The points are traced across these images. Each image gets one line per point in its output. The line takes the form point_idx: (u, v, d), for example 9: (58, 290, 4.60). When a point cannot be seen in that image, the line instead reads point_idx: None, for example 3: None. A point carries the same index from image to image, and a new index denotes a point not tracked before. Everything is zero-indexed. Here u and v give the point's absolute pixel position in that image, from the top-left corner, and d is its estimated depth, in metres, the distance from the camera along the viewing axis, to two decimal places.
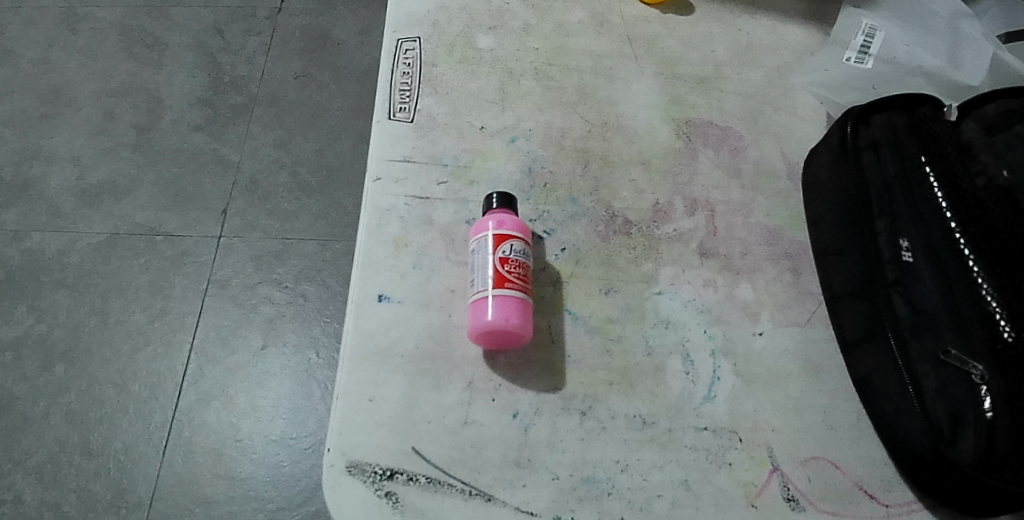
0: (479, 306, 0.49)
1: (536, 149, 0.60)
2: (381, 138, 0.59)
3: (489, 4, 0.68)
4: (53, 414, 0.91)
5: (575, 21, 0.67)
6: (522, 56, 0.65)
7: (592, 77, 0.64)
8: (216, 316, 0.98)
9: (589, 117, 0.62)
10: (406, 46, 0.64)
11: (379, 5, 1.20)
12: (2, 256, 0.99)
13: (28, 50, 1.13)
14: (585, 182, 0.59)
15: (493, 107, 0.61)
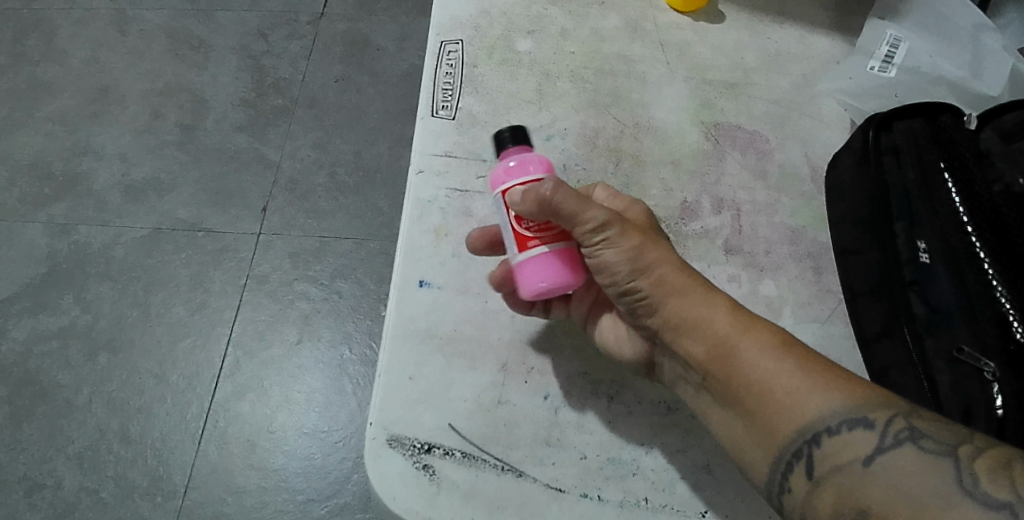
0: (543, 267, 0.49)
1: (570, 148, 0.62)
2: (424, 135, 0.62)
3: (527, 9, 0.70)
4: (96, 402, 0.95)
5: (609, 27, 0.70)
6: (559, 59, 0.67)
7: (624, 81, 0.67)
8: (254, 311, 1.02)
9: (621, 118, 0.64)
10: (449, 49, 0.67)
11: (417, 10, 1.22)
12: (52, 249, 1.03)
13: (76, 47, 1.16)
14: (615, 179, 0.61)
15: (530, 106, 0.64)
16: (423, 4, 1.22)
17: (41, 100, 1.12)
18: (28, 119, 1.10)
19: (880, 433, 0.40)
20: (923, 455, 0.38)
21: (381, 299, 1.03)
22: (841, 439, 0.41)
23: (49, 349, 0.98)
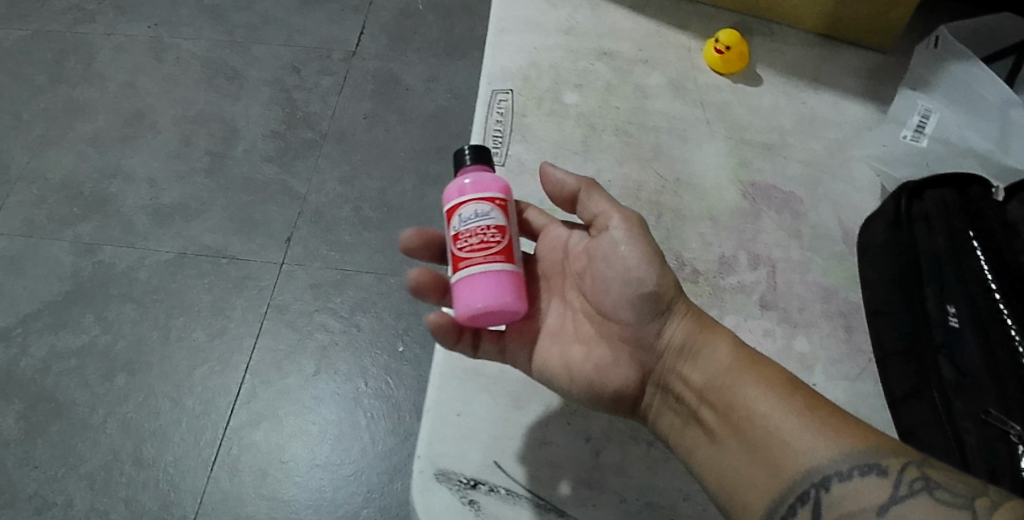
0: (468, 284, 0.54)
1: (613, 199, 0.65)
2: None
3: (575, 63, 0.73)
4: (110, 422, 0.97)
5: (652, 84, 0.73)
6: (604, 112, 0.70)
7: (666, 137, 0.69)
8: (273, 339, 1.03)
9: (662, 173, 0.67)
10: (499, 96, 0.70)
11: (445, 48, 1.23)
12: (76, 267, 1.05)
13: (114, 71, 1.18)
14: (657, 232, 0.63)
15: (576, 157, 0.67)
16: (453, 43, 1.23)
17: (76, 121, 1.14)
18: (62, 139, 1.13)
19: (895, 480, 0.43)
20: (935, 501, 0.41)
21: (399, 335, 1.04)
22: (853, 485, 0.44)
23: (68, 366, 0.99)
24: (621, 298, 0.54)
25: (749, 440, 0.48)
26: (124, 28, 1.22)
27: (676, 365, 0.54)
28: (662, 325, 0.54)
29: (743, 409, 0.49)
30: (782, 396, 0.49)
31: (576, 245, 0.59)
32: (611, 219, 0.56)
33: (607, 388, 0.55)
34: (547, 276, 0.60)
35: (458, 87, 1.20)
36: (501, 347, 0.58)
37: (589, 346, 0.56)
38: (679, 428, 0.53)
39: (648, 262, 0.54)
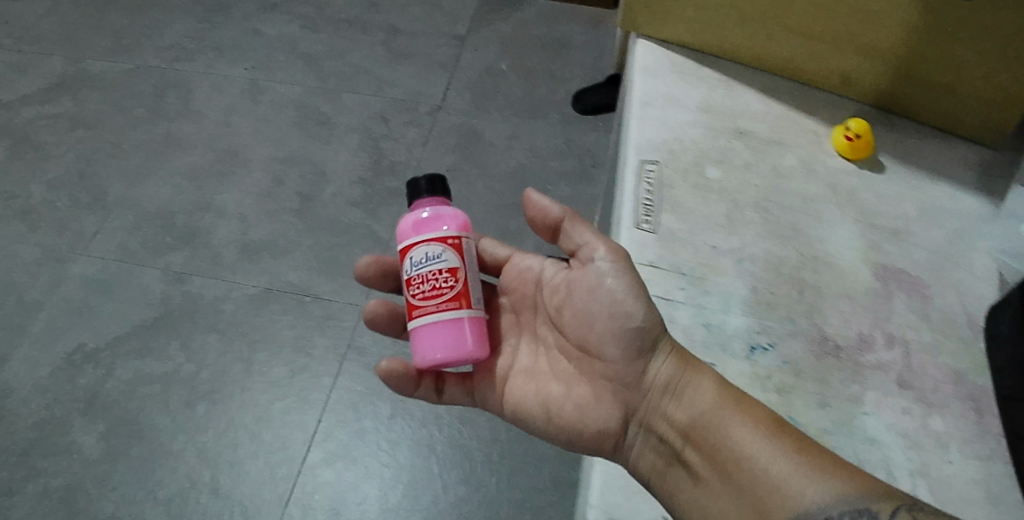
0: (422, 332, 0.62)
1: (758, 273, 0.68)
2: (632, 243, 0.68)
3: (714, 141, 0.77)
4: (189, 450, 1.00)
5: (786, 165, 0.76)
6: (743, 189, 0.74)
7: (801, 216, 0.73)
8: (351, 380, 1.05)
9: (799, 251, 0.70)
10: (649, 166, 0.74)
11: (528, 109, 1.27)
12: (165, 295, 1.08)
13: (211, 108, 1.24)
14: (800, 305, 0.66)
15: (721, 230, 0.70)
16: (535, 105, 1.27)
17: (171, 154, 1.19)
18: (158, 170, 1.18)
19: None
20: None
21: None
22: None
23: (152, 391, 1.03)
24: (603, 336, 0.61)
25: (737, 483, 0.54)
26: (223, 68, 1.28)
27: (660, 404, 0.60)
28: (646, 365, 0.61)
29: (729, 450, 0.55)
30: (768, 435, 0.55)
31: (554, 283, 0.66)
32: (596, 250, 0.62)
33: (588, 425, 0.61)
34: (525, 316, 0.69)
35: (539, 149, 1.23)
36: (467, 388, 0.68)
37: (570, 384, 0.63)
38: (660, 466, 0.59)
39: (631, 300, 0.60)
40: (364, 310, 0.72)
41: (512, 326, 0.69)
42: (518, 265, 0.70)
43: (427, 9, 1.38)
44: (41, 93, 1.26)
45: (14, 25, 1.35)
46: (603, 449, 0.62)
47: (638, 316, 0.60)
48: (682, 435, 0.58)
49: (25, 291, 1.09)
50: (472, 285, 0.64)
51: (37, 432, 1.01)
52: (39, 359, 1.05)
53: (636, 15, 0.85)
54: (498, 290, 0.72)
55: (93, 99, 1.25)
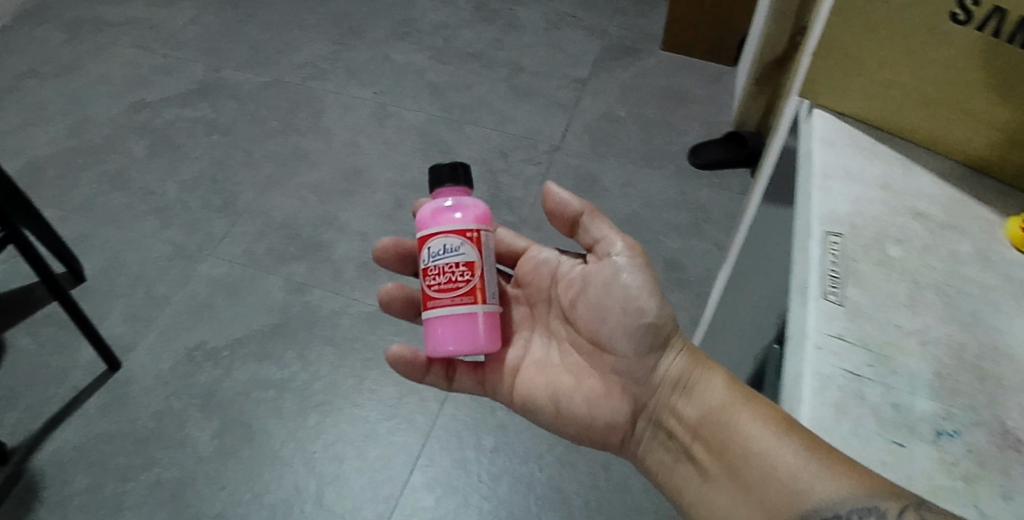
0: (434, 323, 0.62)
1: (950, 359, 0.46)
2: (817, 314, 0.48)
3: (906, 193, 0.54)
4: (298, 458, 1.02)
5: (971, 247, 0.52)
6: (942, 258, 0.51)
7: (996, 291, 0.50)
8: (457, 408, 1.07)
9: (990, 339, 0.47)
10: (830, 238, 0.52)
11: (644, 161, 1.29)
12: (287, 303, 1.12)
13: (339, 128, 1.29)
14: (986, 397, 0.44)
15: (908, 305, 0.48)
16: (651, 154, 1.30)
17: (299, 167, 1.25)
18: (286, 183, 1.23)
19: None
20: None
21: None
22: None
23: (266, 395, 1.06)
24: (615, 331, 0.62)
25: (743, 479, 0.49)
26: (352, 90, 1.35)
27: (669, 400, 0.59)
28: (657, 359, 0.61)
29: (733, 445, 0.51)
30: (776, 429, 0.47)
31: (570, 278, 0.68)
32: (614, 245, 0.63)
33: (599, 417, 0.63)
34: (539, 310, 0.71)
35: (653, 199, 1.25)
36: (478, 378, 0.70)
37: (581, 377, 0.65)
38: (670, 463, 0.59)
39: (646, 297, 0.60)
40: (380, 290, 0.74)
41: (527, 320, 0.72)
42: (533, 256, 0.72)
43: (550, 51, 1.42)
44: (182, 97, 1.38)
45: (162, 33, 1.52)
46: (614, 440, 0.64)
47: (651, 312, 0.60)
48: (689, 431, 0.56)
49: (155, 285, 1.16)
50: (488, 279, 0.62)
51: (155, 423, 1.05)
52: (162, 352, 1.10)
53: (808, 85, 0.59)
54: (513, 285, 0.74)
55: (229, 109, 1.34)
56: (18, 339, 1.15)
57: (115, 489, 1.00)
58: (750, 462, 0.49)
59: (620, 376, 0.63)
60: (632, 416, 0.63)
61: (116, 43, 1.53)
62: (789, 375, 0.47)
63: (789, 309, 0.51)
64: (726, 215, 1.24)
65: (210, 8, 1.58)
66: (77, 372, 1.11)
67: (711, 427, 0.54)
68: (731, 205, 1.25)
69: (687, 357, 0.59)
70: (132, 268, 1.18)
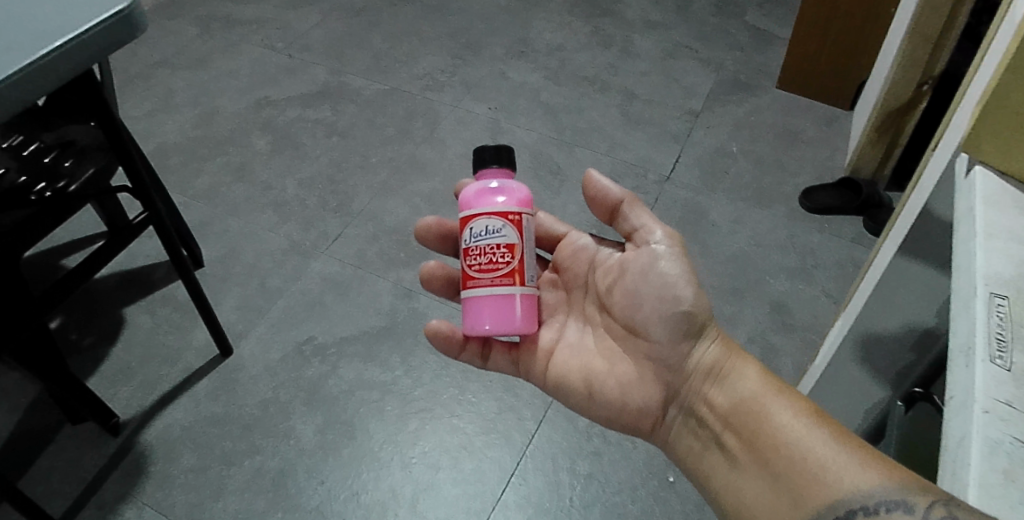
0: (473, 302, 0.64)
1: None
2: (984, 380, 0.38)
3: None
4: (396, 462, 1.02)
5: None
6: None
7: None
8: (552, 429, 1.05)
9: None
10: (995, 300, 0.41)
11: (754, 201, 1.34)
12: (394, 308, 1.19)
13: (453, 141, 1.46)
14: None
15: None
16: (760, 196, 1.35)
17: (413, 177, 1.39)
18: (400, 189, 1.36)
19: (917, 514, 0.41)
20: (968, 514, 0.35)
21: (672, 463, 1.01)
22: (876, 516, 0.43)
23: (369, 396, 1.08)
24: (651, 318, 0.63)
25: (773, 467, 0.53)
26: (468, 106, 1.55)
27: (702, 388, 0.62)
28: (691, 348, 0.63)
29: (767, 435, 0.55)
30: (807, 422, 0.53)
31: (608, 264, 0.69)
32: (653, 233, 0.65)
33: (631, 401, 0.66)
34: (575, 295, 0.73)
35: (761, 238, 1.27)
36: (511, 357, 0.72)
37: (615, 361, 0.67)
38: (701, 450, 0.62)
39: (682, 285, 0.62)
40: (422, 268, 0.77)
41: (563, 303, 0.74)
42: (571, 243, 0.74)
43: (662, 83, 1.63)
44: (303, 98, 1.58)
45: (290, 36, 1.77)
46: (645, 424, 0.66)
47: (687, 300, 0.62)
48: (722, 419, 0.60)
49: (269, 278, 1.23)
50: (527, 261, 0.64)
51: (261, 411, 1.07)
52: (271, 344, 1.14)
53: (972, 134, 0.49)
54: (549, 268, 0.77)
55: (349, 113, 1.54)
56: (135, 317, 1.20)
57: (219, 472, 1.01)
58: (779, 453, 0.53)
59: (653, 363, 0.65)
60: (664, 402, 0.65)
61: (245, 40, 1.76)
62: (949, 443, 0.38)
63: (947, 371, 0.41)
64: (834, 262, 1.23)
65: (334, 15, 1.84)
66: (190, 354, 1.14)
67: (740, 416, 0.58)
68: (838, 253, 1.25)
69: (721, 348, 0.62)
70: (248, 260, 1.25)
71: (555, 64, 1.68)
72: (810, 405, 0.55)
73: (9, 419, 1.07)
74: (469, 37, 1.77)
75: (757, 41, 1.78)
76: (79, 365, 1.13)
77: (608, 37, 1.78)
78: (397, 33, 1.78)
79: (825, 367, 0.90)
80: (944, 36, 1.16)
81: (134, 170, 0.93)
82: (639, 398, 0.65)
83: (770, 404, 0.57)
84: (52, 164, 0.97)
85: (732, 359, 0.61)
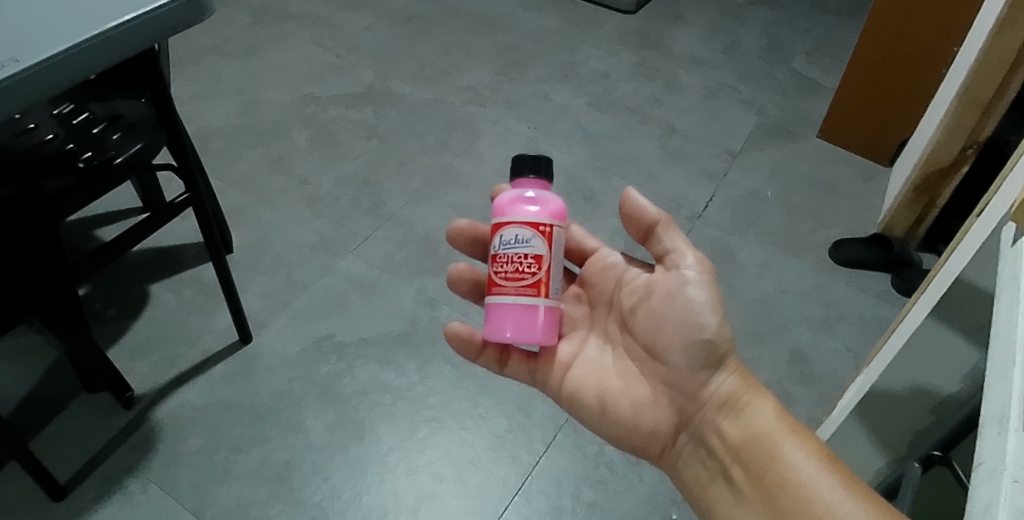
0: (495, 308, 0.65)
1: None
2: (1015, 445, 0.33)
3: None
4: (402, 468, 1.02)
5: None
6: None
7: None
8: (559, 453, 1.05)
9: None
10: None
11: (785, 248, 1.34)
12: (416, 314, 1.20)
13: (490, 156, 1.48)
14: None
15: None
16: (790, 244, 1.35)
17: (448, 187, 1.41)
18: (434, 198, 1.39)
19: None
20: None
21: (677, 502, 1.00)
22: None
23: (382, 400, 1.09)
24: (671, 344, 0.62)
25: (778, 506, 0.54)
26: (508, 122, 1.57)
27: (715, 419, 0.61)
28: (709, 377, 0.62)
29: (775, 474, 0.55)
30: (820, 466, 0.54)
31: (635, 285, 0.68)
32: (684, 258, 0.63)
33: (643, 423, 0.65)
34: (599, 312, 0.73)
35: (787, 285, 1.27)
36: (529, 367, 0.72)
37: (631, 383, 0.66)
38: (707, 480, 0.62)
39: (707, 312, 0.60)
40: (451, 268, 0.78)
41: (587, 319, 0.74)
42: (603, 258, 0.74)
43: (704, 119, 1.65)
44: (347, 98, 1.60)
45: (339, 36, 1.81)
46: (655, 448, 0.66)
47: (710, 329, 0.60)
48: (732, 453, 0.59)
49: (295, 271, 1.24)
50: (554, 274, 0.64)
51: (274, 402, 1.07)
52: (291, 337, 1.15)
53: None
54: (576, 280, 0.77)
55: (390, 117, 1.56)
56: (160, 294, 1.21)
57: (226, 457, 1.01)
58: (787, 494, 0.54)
59: (669, 389, 0.64)
60: (676, 429, 0.65)
61: (296, 36, 1.79)
62: (974, 510, 0.33)
63: (978, 441, 0.38)
64: (859, 317, 1.22)
65: (384, 20, 1.88)
66: (210, 337, 1.15)
67: (752, 452, 0.58)
68: (864, 309, 1.24)
69: (740, 381, 0.62)
70: (276, 251, 1.27)
71: (598, 91, 1.70)
72: (824, 449, 0.55)
73: (27, 380, 1.08)
74: (516, 55, 1.80)
75: (801, 89, 1.79)
76: (101, 336, 1.14)
77: (654, 69, 1.80)
78: (445, 44, 1.81)
79: (843, 423, 0.89)
80: (993, 105, 1.17)
81: (181, 150, 0.95)
82: (652, 422, 0.65)
83: (783, 445, 0.57)
84: (99, 135, 0.95)
85: (751, 393, 0.61)
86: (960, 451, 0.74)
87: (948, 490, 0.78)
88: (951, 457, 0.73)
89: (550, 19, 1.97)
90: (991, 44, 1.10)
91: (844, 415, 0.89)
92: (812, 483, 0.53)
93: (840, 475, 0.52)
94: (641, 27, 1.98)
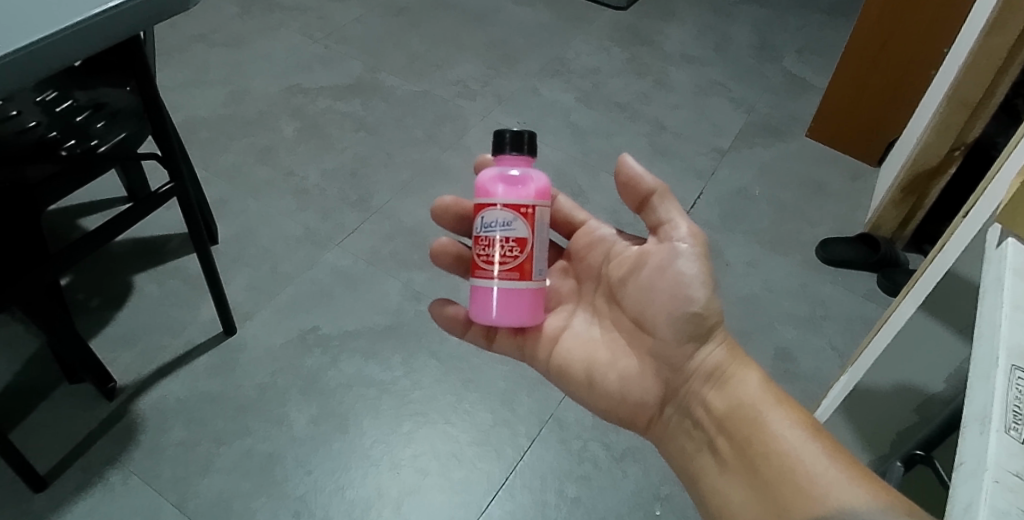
0: (479, 291, 0.64)
1: None
2: (997, 450, 0.33)
3: None
4: (385, 461, 1.01)
5: None
6: None
7: None
8: (544, 448, 1.05)
9: None
10: (1016, 372, 0.37)
11: (772, 246, 1.35)
12: (402, 308, 1.19)
13: (478, 150, 1.48)
14: None
15: None
16: (777, 242, 1.36)
17: (435, 181, 1.40)
18: (422, 191, 1.38)
19: None
20: None
21: (660, 498, 1.00)
22: None
23: (367, 393, 1.08)
24: (659, 316, 0.62)
25: (763, 477, 0.54)
26: (497, 117, 1.57)
27: (701, 390, 0.61)
28: (695, 349, 0.62)
29: (761, 444, 0.55)
30: (806, 439, 0.54)
31: (623, 258, 0.68)
32: (677, 229, 0.62)
33: (630, 396, 0.65)
34: (586, 287, 0.73)
35: (774, 283, 1.27)
36: (516, 343, 0.72)
37: (618, 355, 0.67)
38: (693, 451, 0.62)
39: (697, 286, 0.60)
40: (436, 243, 0.78)
41: (574, 293, 0.74)
42: (591, 230, 0.74)
43: (693, 116, 1.65)
44: (335, 90, 1.59)
45: (328, 27, 1.79)
46: (642, 419, 0.66)
47: (698, 302, 0.60)
48: (717, 423, 0.59)
49: (281, 263, 1.23)
50: (537, 256, 0.63)
51: (257, 394, 1.06)
52: (276, 328, 1.15)
53: (1010, 205, 0.47)
54: (566, 254, 0.77)
55: (379, 110, 1.56)
56: (144, 285, 1.20)
57: (208, 449, 1.00)
58: (772, 465, 0.54)
59: (658, 362, 0.64)
60: (662, 400, 0.65)
61: (285, 26, 1.78)
62: (954, 510, 0.33)
63: (959, 441, 0.38)
64: (844, 316, 1.23)
65: (374, 11, 1.87)
66: (194, 328, 1.15)
67: (738, 422, 0.58)
68: (849, 308, 1.24)
69: (728, 353, 0.61)
70: (262, 242, 1.26)
71: (588, 86, 1.69)
72: (810, 421, 0.55)
73: (8, 369, 1.07)
74: (506, 49, 1.79)
75: (791, 88, 1.80)
76: (84, 326, 1.13)
77: (644, 66, 1.80)
78: (435, 37, 1.80)
79: (826, 420, 0.90)
80: (981, 106, 1.17)
81: (165, 138, 0.93)
82: (640, 394, 0.65)
83: (770, 416, 0.57)
84: (83, 123, 0.93)
85: (738, 365, 0.61)
86: (943, 448, 0.74)
87: (931, 486, 0.79)
88: (933, 456, 0.73)
89: (541, 14, 1.96)
90: (982, 43, 1.10)
91: (828, 414, 0.89)
92: (799, 454, 0.53)
93: (825, 447, 0.53)
94: (632, 23, 1.97)
